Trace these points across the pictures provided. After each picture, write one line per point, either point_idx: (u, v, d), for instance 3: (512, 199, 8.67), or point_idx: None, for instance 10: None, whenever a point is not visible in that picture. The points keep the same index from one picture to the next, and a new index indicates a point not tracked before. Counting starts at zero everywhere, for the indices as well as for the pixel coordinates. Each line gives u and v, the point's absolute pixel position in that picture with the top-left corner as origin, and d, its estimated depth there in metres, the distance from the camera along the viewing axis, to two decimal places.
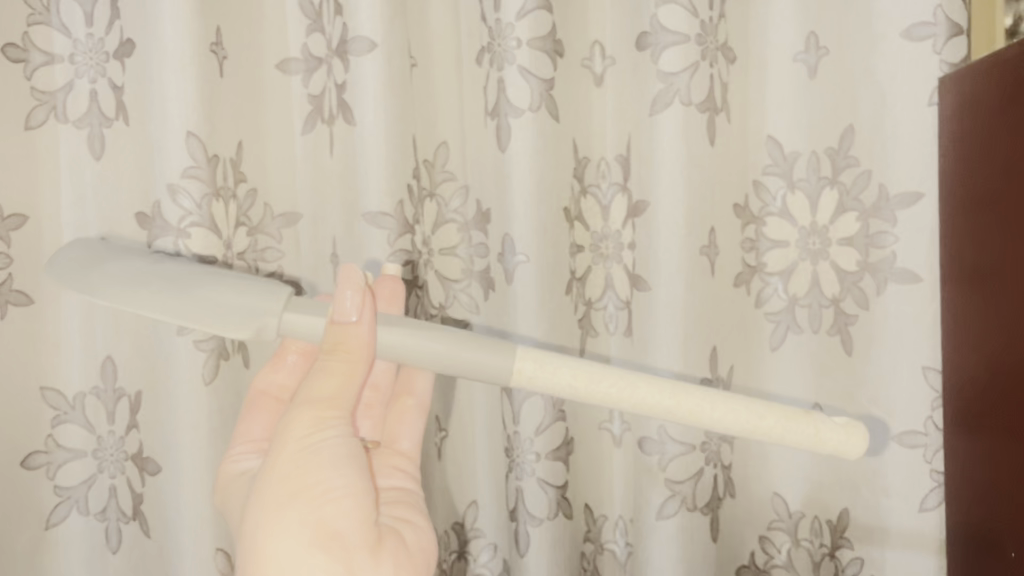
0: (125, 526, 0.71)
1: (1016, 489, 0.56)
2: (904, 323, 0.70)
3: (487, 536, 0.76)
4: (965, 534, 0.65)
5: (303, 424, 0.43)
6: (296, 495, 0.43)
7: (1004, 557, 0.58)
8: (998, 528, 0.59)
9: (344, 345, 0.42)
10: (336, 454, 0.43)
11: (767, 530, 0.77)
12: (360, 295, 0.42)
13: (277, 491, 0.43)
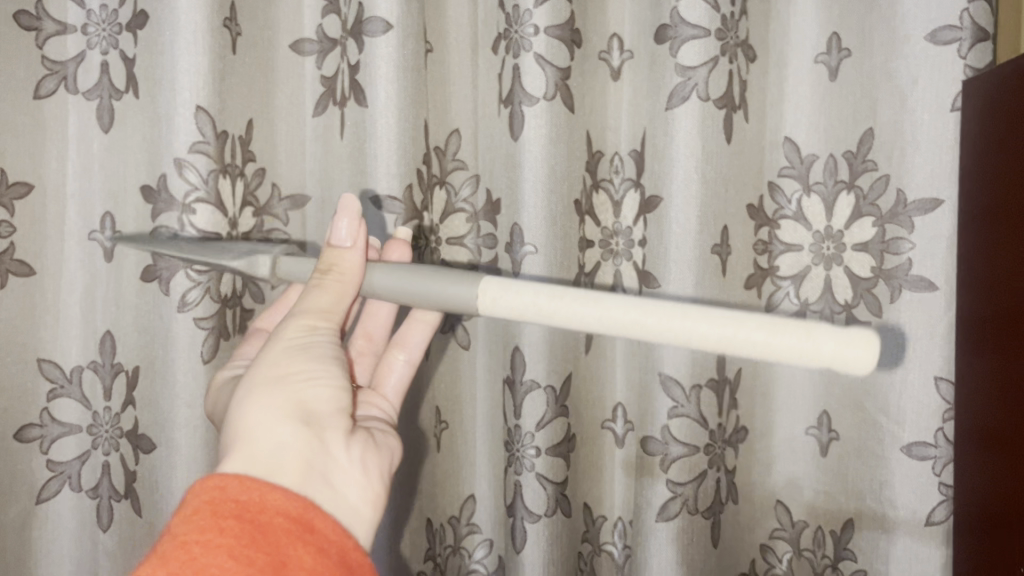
0: (117, 504, 0.69)
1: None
2: (920, 332, 0.68)
3: (484, 531, 0.75)
4: (970, 548, 0.63)
5: (296, 326, 0.44)
6: (266, 388, 0.42)
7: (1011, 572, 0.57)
8: (1005, 542, 0.58)
9: (336, 268, 0.45)
10: (321, 357, 0.44)
11: (768, 539, 0.76)
12: (356, 223, 0.46)
13: (262, 379, 0.42)
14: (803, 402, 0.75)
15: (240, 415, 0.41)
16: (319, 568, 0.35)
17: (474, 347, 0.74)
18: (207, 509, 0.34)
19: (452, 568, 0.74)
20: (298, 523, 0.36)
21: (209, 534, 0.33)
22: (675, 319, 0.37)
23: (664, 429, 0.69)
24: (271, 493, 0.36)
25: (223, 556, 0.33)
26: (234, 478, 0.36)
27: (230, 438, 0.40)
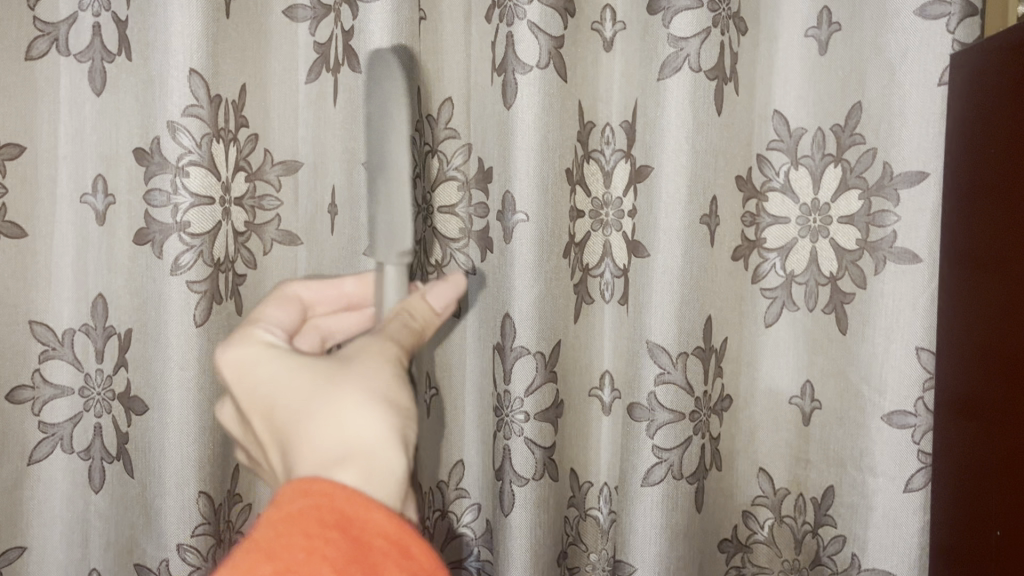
0: (109, 466, 0.70)
1: (1008, 477, 0.55)
2: (902, 303, 0.68)
3: (472, 496, 0.77)
4: (954, 523, 0.64)
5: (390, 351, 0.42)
6: (384, 402, 0.39)
7: (993, 543, 0.58)
8: (986, 513, 0.59)
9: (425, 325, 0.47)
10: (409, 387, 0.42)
11: (750, 505, 0.78)
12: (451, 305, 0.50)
13: (365, 395, 0.39)
14: (787, 373, 0.76)
15: (352, 428, 0.38)
16: None
17: (466, 317, 0.75)
18: (313, 515, 0.33)
19: (441, 531, 0.76)
20: (398, 547, 0.34)
21: (310, 547, 0.32)
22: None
23: (649, 395, 0.70)
24: (375, 511, 0.34)
25: (321, 564, 0.32)
26: (343, 486, 0.34)
27: (338, 449, 0.37)
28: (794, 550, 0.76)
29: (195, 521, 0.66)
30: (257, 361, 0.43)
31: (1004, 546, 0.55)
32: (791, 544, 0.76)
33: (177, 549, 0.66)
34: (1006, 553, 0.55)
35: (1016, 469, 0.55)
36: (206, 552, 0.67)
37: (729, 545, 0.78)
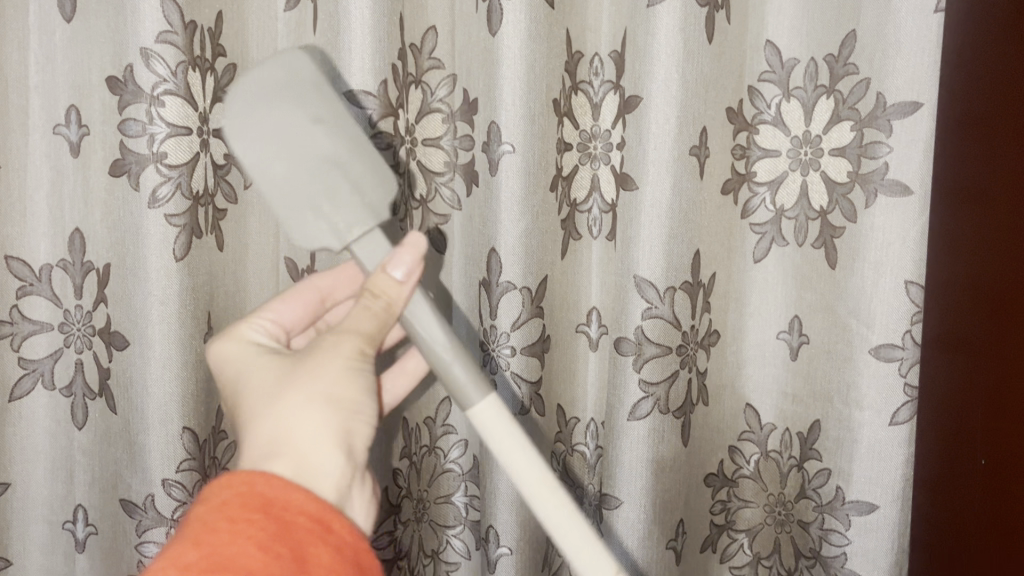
0: (91, 403, 0.69)
1: (993, 407, 0.55)
2: (893, 238, 0.68)
3: (459, 431, 0.76)
4: (941, 453, 0.64)
5: (351, 351, 0.47)
6: (332, 403, 0.45)
7: (976, 471, 0.58)
8: (970, 442, 0.59)
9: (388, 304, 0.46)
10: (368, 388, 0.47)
11: (737, 441, 0.77)
12: (414, 260, 0.47)
13: (310, 393, 0.45)
14: (775, 308, 0.75)
15: (292, 424, 0.44)
16: (336, 566, 0.39)
17: (452, 253, 0.74)
18: (239, 499, 0.38)
19: (428, 467, 0.77)
20: (319, 523, 0.40)
21: (238, 525, 0.37)
22: (561, 511, 0.43)
23: (637, 330, 0.69)
24: (294, 492, 0.40)
25: (248, 544, 0.37)
26: (262, 476, 0.40)
27: (274, 439, 0.44)
28: (780, 484, 0.76)
29: (179, 457, 0.66)
30: (241, 355, 0.51)
31: (987, 475, 0.56)
32: (776, 478, 0.76)
33: (163, 485, 0.66)
34: (992, 481, 0.55)
35: (999, 399, 0.55)
36: (192, 488, 0.67)
37: (715, 480, 0.77)
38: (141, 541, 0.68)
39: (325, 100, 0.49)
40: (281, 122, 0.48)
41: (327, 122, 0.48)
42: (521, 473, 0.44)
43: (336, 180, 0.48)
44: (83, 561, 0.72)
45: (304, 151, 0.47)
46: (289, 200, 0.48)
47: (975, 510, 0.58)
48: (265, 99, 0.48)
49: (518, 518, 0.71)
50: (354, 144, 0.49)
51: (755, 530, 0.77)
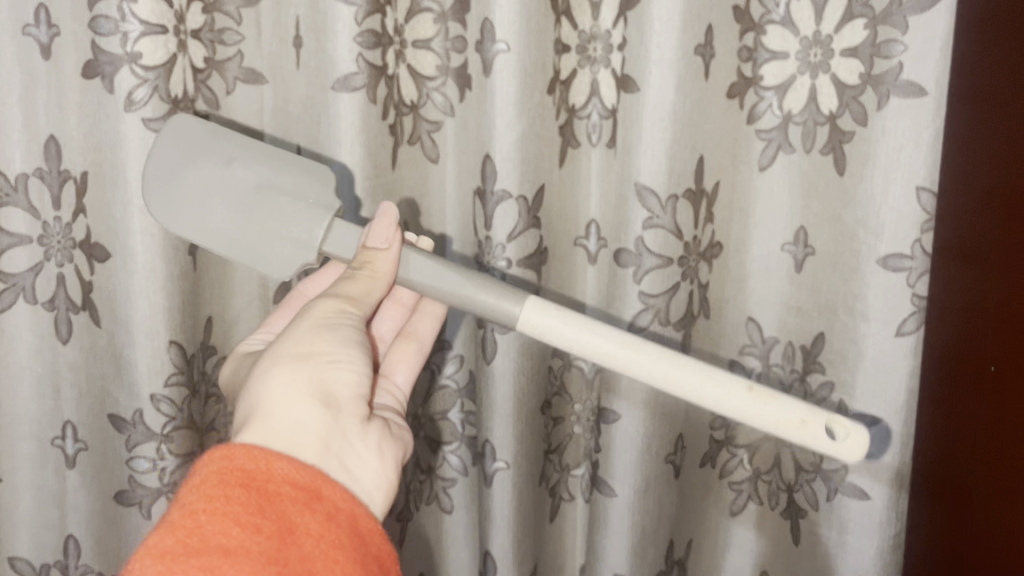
0: (75, 317, 0.67)
1: (1004, 335, 0.53)
2: (904, 142, 0.65)
3: (454, 347, 0.75)
4: (948, 380, 0.63)
5: (326, 309, 0.48)
6: (302, 361, 0.45)
7: (981, 399, 0.57)
8: (976, 372, 0.58)
9: (371, 265, 0.50)
10: (347, 340, 0.47)
11: (738, 355, 0.76)
12: (392, 227, 0.50)
13: (283, 357, 0.45)
14: (781, 217, 0.73)
15: (264, 387, 0.44)
16: (326, 535, 0.38)
17: (445, 161, 0.71)
18: (215, 477, 0.37)
19: (423, 384, 0.75)
20: (306, 492, 0.38)
21: (215, 504, 0.36)
22: (662, 359, 0.46)
23: (637, 241, 0.67)
24: (277, 463, 0.39)
25: (228, 524, 0.36)
26: (241, 448, 0.39)
27: (250, 407, 0.44)
28: None
29: (166, 371, 0.65)
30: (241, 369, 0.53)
31: (993, 406, 0.55)
32: (778, 392, 0.75)
33: (151, 400, 0.65)
34: (1000, 386, 0.54)
35: (1006, 331, 0.53)
36: (180, 403, 0.66)
37: None
38: (131, 457, 0.67)
39: (234, 144, 0.54)
40: (202, 180, 0.53)
41: (239, 159, 0.53)
42: (612, 350, 0.46)
43: (282, 200, 0.52)
44: (74, 476, 0.70)
45: (236, 191, 0.53)
46: (248, 231, 0.52)
47: (978, 437, 0.57)
48: (177, 171, 0.54)
49: (514, 432, 0.70)
50: (279, 165, 0.54)
51: (754, 446, 0.75)
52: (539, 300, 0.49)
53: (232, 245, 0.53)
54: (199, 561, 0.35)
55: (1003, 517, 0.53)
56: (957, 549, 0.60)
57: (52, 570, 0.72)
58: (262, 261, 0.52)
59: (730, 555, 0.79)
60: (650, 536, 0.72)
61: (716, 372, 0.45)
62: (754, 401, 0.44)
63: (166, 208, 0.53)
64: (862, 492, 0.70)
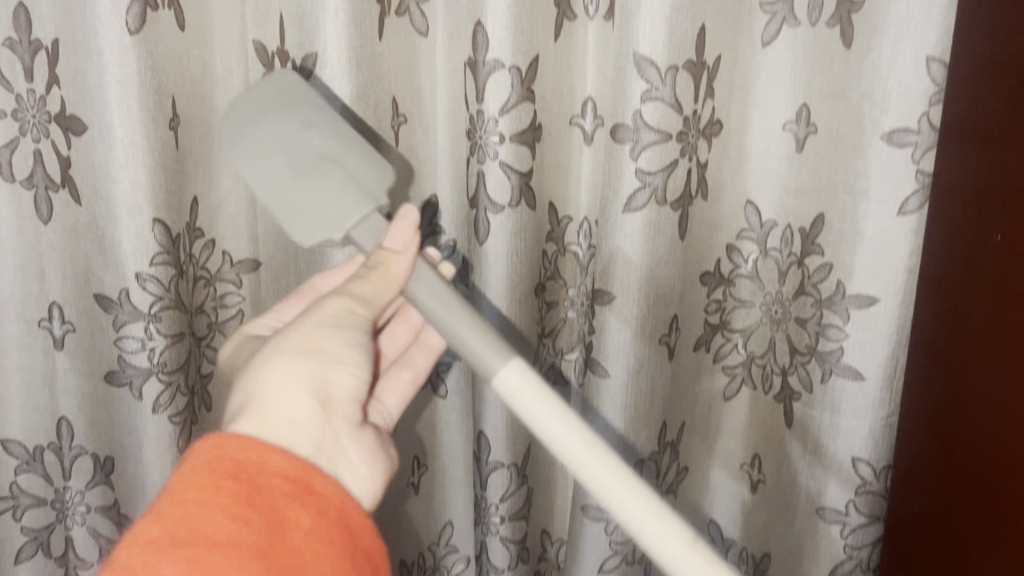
0: (56, 196, 0.64)
1: (1005, 279, 0.53)
2: (915, 12, 0.63)
3: (446, 233, 0.73)
4: (938, 329, 0.64)
5: (337, 305, 0.50)
6: (304, 355, 0.48)
7: (978, 334, 0.57)
8: (965, 331, 0.59)
9: (386, 266, 0.51)
10: (351, 340, 0.50)
11: (735, 240, 0.74)
12: (412, 234, 0.52)
13: (288, 346, 0.48)
14: (783, 95, 0.69)
15: (266, 375, 0.47)
16: (314, 528, 0.42)
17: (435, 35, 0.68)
18: (208, 467, 0.41)
19: None
20: (296, 485, 0.43)
21: (206, 494, 0.40)
22: (611, 469, 0.45)
23: (636, 115, 0.64)
24: (269, 455, 0.43)
25: (217, 515, 0.40)
26: (234, 439, 0.43)
27: (251, 392, 0.47)
28: (779, 282, 0.73)
29: (151, 250, 0.63)
30: None
31: (983, 370, 0.56)
32: (775, 278, 0.73)
33: (137, 279, 0.64)
34: (1005, 258, 0.53)
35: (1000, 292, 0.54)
36: (167, 283, 0.64)
37: (712, 279, 0.75)
38: (120, 337, 0.66)
39: (320, 113, 0.57)
40: (278, 131, 0.57)
41: (316, 128, 0.56)
42: (571, 444, 0.46)
43: (338, 176, 0.55)
44: (64, 359, 0.69)
45: (301, 153, 0.55)
46: (289, 188, 0.55)
47: (978, 379, 0.57)
48: (255, 122, 0.57)
49: (508, 312, 0.70)
50: (349, 144, 0.56)
51: (751, 331, 0.76)
52: (524, 364, 0.49)
53: (276, 198, 0.55)
54: (185, 549, 0.38)
55: (1011, 393, 0.52)
56: (940, 503, 0.62)
57: (45, 451, 0.70)
58: (294, 222, 0.54)
59: (723, 440, 0.80)
60: (648, 417, 0.72)
61: (663, 511, 0.44)
62: (686, 556, 0.43)
63: (236, 145, 0.57)
64: (857, 372, 0.71)
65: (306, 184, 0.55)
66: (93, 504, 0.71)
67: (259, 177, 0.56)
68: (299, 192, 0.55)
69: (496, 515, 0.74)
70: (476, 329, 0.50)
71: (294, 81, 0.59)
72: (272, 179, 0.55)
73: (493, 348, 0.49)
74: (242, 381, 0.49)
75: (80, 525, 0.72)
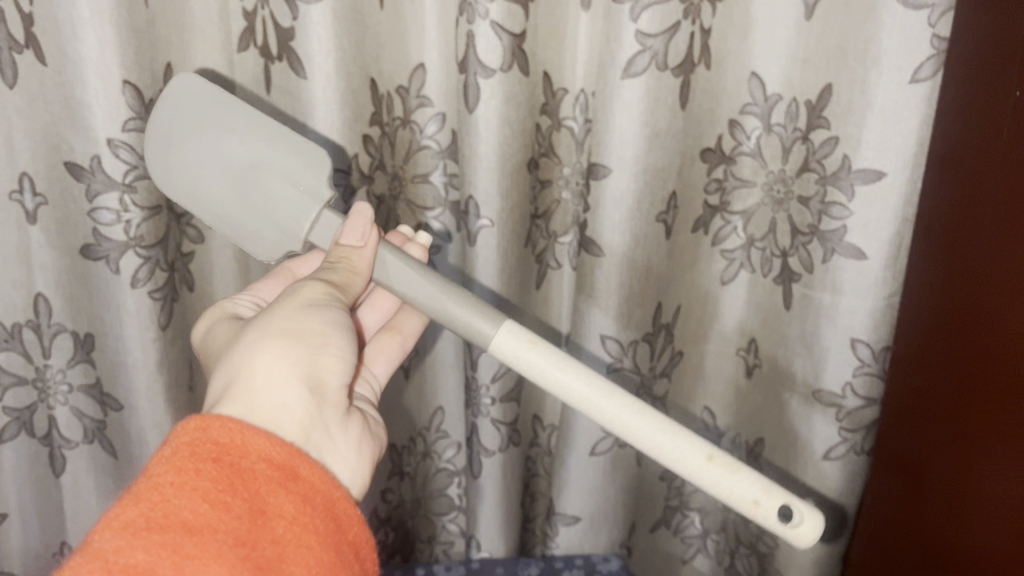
0: (20, 58, 0.59)
1: (1011, 216, 0.53)
2: None
3: (436, 105, 0.69)
4: (940, 293, 0.62)
5: (316, 290, 0.49)
6: (290, 337, 0.45)
7: (991, 207, 0.55)
8: (978, 290, 0.56)
9: (350, 260, 0.52)
10: (335, 324, 0.48)
11: (738, 115, 0.71)
12: (369, 227, 0.52)
13: (272, 329, 0.46)
14: None
15: (250, 357, 0.44)
16: (300, 517, 0.38)
17: None
18: (187, 449, 0.38)
19: (402, 140, 0.70)
20: (281, 471, 0.39)
21: (185, 477, 0.36)
22: (624, 404, 0.48)
23: None
24: (253, 438, 0.39)
25: (197, 498, 0.36)
26: (216, 419, 0.39)
27: (233, 375, 0.44)
28: (781, 160, 0.71)
29: (123, 115, 0.59)
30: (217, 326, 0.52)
31: (1000, 322, 0.54)
32: (778, 154, 0.71)
33: (108, 145, 0.60)
34: None
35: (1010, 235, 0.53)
36: (142, 151, 0.61)
37: (711, 156, 0.73)
38: (94, 209, 0.63)
39: (228, 108, 0.56)
40: (200, 146, 0.55)
41: (239, 133, 0.55)
42: (583, 393, 0.49)
43: (268, 177, 0.55)
44: (37, 234, 0.66)
45: (233, 167, 0.55)
46: (234, 207, 0.55)
47: (998, 285, 0.54)
48: (178, 138, 0.56)
49: (499, 188, 0.66)
50: (274, 140, 0.56)
51: (751, 212, 0.74)
52: (517, 327, 0.51)
53: (225, 219, 0.56)
54: (160, 534, 0.34)
55: None
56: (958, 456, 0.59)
57: (23, 329, 0.68)
58: (245, 238, 0.56)
59: (718, 324, 0.80)
60: (642, 296, 0.70)
61: (683, 434, 0.48)
62: (706, 469, 0.47)
63: (165, 170, 0.56)
64: (860, 253, 0.67)
65: (251, 201, 0.55)
66: (75, 383, 0.71)
67: (206, 202, 0.56)
68: (247, 212, 0.55)
69: (487, 396, 0.73)
70: (462, 299, 0.52)
71: (197, 81, 0.56)
72: (216, 202, 0.56)
73: (484, 314, 0.51)
74: (223, 365, 0.46)
75: (63, 405, 0.71)
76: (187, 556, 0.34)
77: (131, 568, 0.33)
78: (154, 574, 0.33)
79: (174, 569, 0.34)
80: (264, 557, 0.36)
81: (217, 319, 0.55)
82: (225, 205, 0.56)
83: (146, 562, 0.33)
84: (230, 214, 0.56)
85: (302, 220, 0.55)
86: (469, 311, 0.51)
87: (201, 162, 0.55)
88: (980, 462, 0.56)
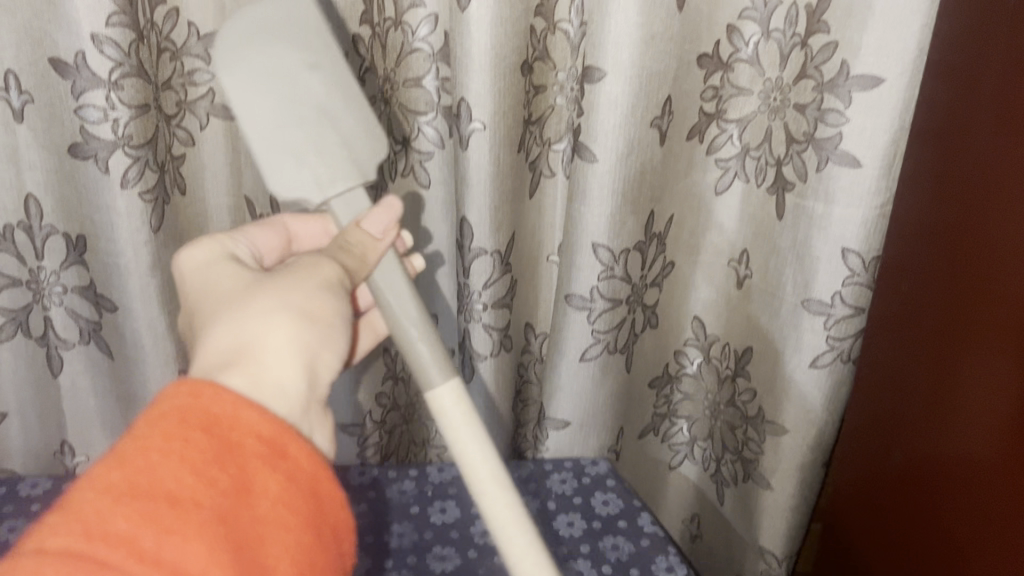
0: None
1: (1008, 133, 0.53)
2: None
3: (428, 6, 0.67)
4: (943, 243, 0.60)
5: (331, 272, 0.46)
6: (299, 317, 0.43)
7: (987, 122, 0.55)
8: (986, 246, 0.55)
9: (367, 248, 0.48)
10: (342, 312, 0.45)
11: (737, 20, 0.69)
12: (393, 227, 0.49)
13: (281, 303, 0.43)
14: None
15: (252, 329, 0.42)
16: (285, 498, 0.37)
17: None
18: (176, 415, 0.36)
19: (393, 41, 0.69)
20: (270, 447, 0.38)
21: (172, 445, 0.35)
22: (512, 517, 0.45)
23: None
24: (244, 412, 0.37)
25: (184, 470, 0.35)
26: (210, 387, 0.37)
27: (230, 343, 0.42)
28: (779, 67, 0.70)
29: (108, 10, 0.58)
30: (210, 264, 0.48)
31: (1008, 274, 0.53)
32: (776, 61, 0.70)
33: (93, 42, 0.59)
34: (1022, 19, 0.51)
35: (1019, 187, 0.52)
36: (128, 49, 0.60)
37: (709, 62, 0.71)
38: (80, 107, 0.62)
39: (322, 44, 0.52)
40: (275, 60, 0.50)
41: (320, 70, 0.51)
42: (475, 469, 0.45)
43: (318, 121, 0.51)
44: (25, 133, 0.65)
45: (297, 98, 0.50)
46: (276, 135, 0.50)
47: (1000, 222, 0.54)
48: (254, 38, 0.50)
49: (492, 91, 0.65)
50: (349, 99, 0.52)
51: (747, 121, 0.73)
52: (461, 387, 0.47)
53: (257, 139, 0.50)
54: (143, 503, 0.33)
55: None
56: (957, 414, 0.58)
57: (16, 230, 0.68)
58: (269, 167, 0.50)
59: (710, 235, 0.81)
60: (635, 204, 0.70)
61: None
62: None
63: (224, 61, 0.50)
64: (855, 161, 0.66)
65: (297, 137, 0.50)
66: (69, 285, 0.71)
67: (246, 109, 0.50)
68: (288, 144, 0.50)
69: (479, 302, 0.74)
70: (417, 334, 0.47)
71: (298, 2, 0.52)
72: (258, 121, 0.50)
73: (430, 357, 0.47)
74: (218, 321, 0.43)
75: (58, 306, 0.72)
76: (167, 530, 0.33)
77: (111, 538, 0.32)
78: (134, 545, 0.32)
79: (155, 543, 0.32)
80: (243, 536, 0.35)
81: (218, 255, 0.48)
82: (267, 127, 0.50)
83: (126, 534, 0.32)
84: (266, 138, 0.50)
85: (340, 180, 0.50)
86: (415, 344, 0.47)
87: (272, 80, 0.50)
88: (977, 421, 0.56)
